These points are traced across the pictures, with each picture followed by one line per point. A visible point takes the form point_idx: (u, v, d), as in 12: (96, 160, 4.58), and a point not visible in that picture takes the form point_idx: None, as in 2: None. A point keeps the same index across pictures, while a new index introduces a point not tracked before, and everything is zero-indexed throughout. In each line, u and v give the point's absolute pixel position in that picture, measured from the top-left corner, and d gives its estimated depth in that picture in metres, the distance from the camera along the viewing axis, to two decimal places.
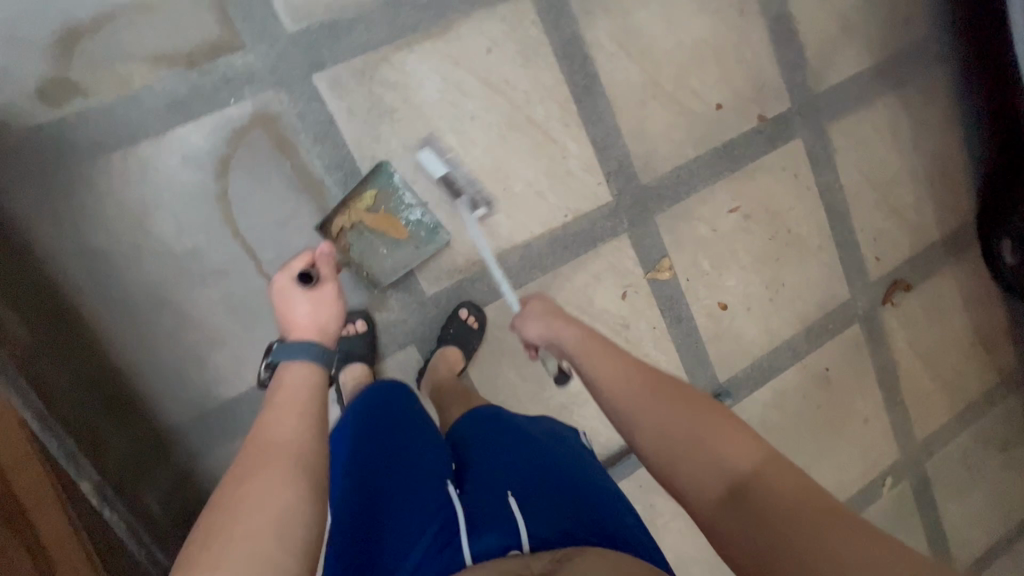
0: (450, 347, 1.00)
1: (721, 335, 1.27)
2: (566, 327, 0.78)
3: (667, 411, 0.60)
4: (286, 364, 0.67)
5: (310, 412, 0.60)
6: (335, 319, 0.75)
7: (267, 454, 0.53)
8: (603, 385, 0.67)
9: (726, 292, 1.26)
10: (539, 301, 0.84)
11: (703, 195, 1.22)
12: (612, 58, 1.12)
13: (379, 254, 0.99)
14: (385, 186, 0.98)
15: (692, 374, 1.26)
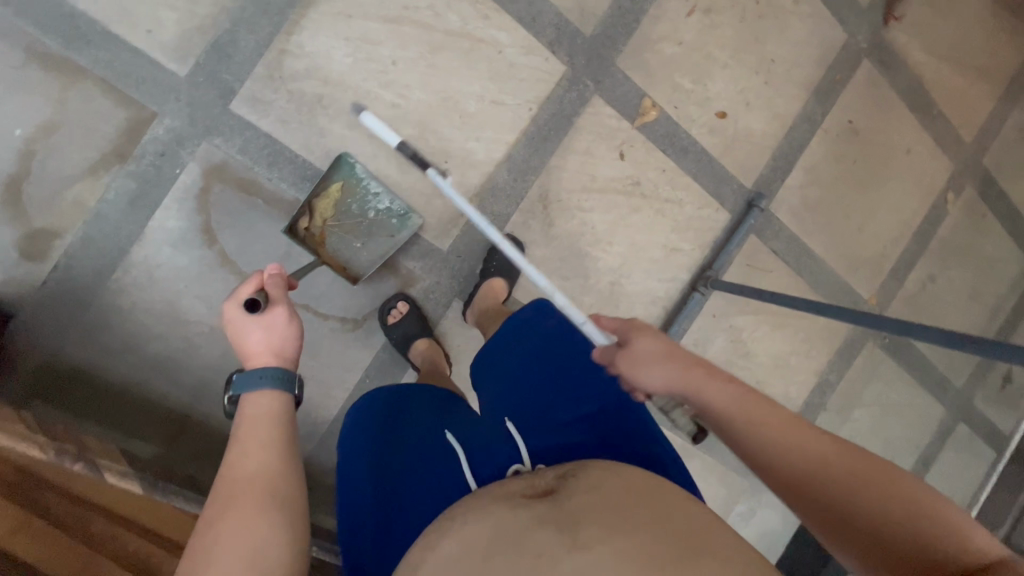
0: (495, 280, 1.04)
1: (731, 143, 1.22)
2: (690, 371, 0.60)
3: (826, 443, 0.53)
4: (243, 396, 0.63)
5: (274, 444, 0.59)
6: (292, 344, 0.69)
7: (230, 496, 0.53)
8: (745, 422, 0.56)
9: (719, 99, 1.20)
10: (650, 338, 0.63)
11: (653, 13, 1.12)
12: None
13: (354, 249, 0.98)
14: (349, 176, 0.96)
15: (720, 194, 1.23)
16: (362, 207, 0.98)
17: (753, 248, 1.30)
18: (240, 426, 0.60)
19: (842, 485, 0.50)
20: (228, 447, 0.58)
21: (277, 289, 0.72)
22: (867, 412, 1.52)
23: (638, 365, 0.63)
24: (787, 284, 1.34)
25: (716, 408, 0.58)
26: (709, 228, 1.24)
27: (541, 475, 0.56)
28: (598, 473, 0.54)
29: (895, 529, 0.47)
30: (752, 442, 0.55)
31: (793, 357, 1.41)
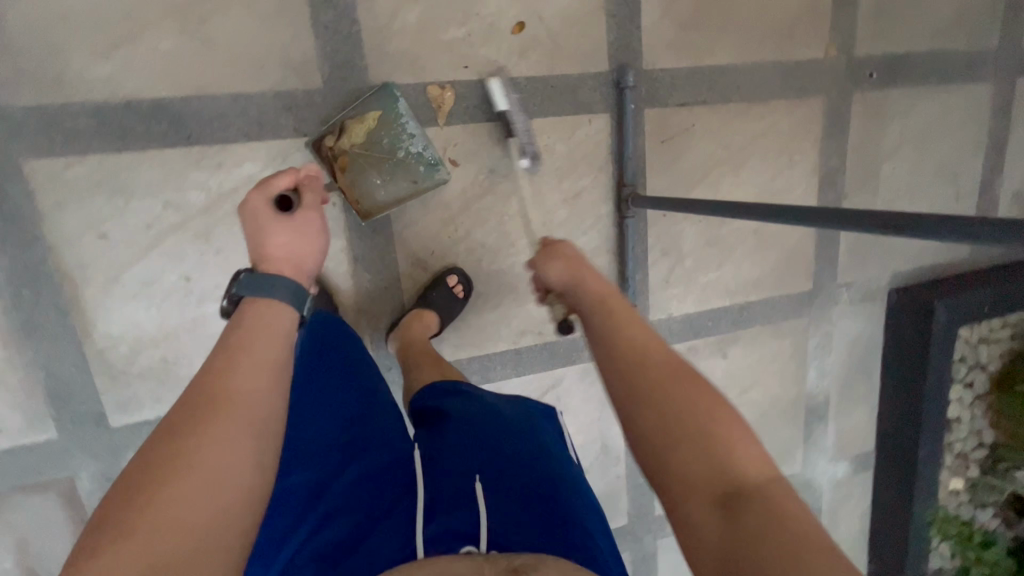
0: (429, 312, 0.97)
1: (553, 44, 0.97)
2: (581, 268, 0.75)
3: (666, 351, 0.63)
4: (255, 295, 0.69)
5: (270, 367, 0.62)
6: (316, 253, 0.74)
7: (220, 407, 0.56)
8: (614, 330, 0.67)
9: (505, 12, 0.94)
10: (570, 245, 0.79)
11: None
12: (137, 64, 0.80)
13: (373, 185, 0.91)
14: (388, 104, 0.89)
15: (581, 104, 1.01)
16: (394, 146, 0.91)
17: (659, 119, 1.07)
18: (239, 337, 0.63)
19: (660, 381, 0.60)
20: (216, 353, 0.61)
21: (315, 191, 0.76)
22: (897, 160, 1.27)
23: (546, 256, 0.78)
24: (720, 121, 1.11)
25: (590, 298, 0.72)
26: (597, 145, 1.04)
27: (496, 560, 0.50)
28: (564, 570, 0.48)
29: (685, 429, 0.56)
30: (607, 329, 0.67)
31: (780, 178, 1.19)
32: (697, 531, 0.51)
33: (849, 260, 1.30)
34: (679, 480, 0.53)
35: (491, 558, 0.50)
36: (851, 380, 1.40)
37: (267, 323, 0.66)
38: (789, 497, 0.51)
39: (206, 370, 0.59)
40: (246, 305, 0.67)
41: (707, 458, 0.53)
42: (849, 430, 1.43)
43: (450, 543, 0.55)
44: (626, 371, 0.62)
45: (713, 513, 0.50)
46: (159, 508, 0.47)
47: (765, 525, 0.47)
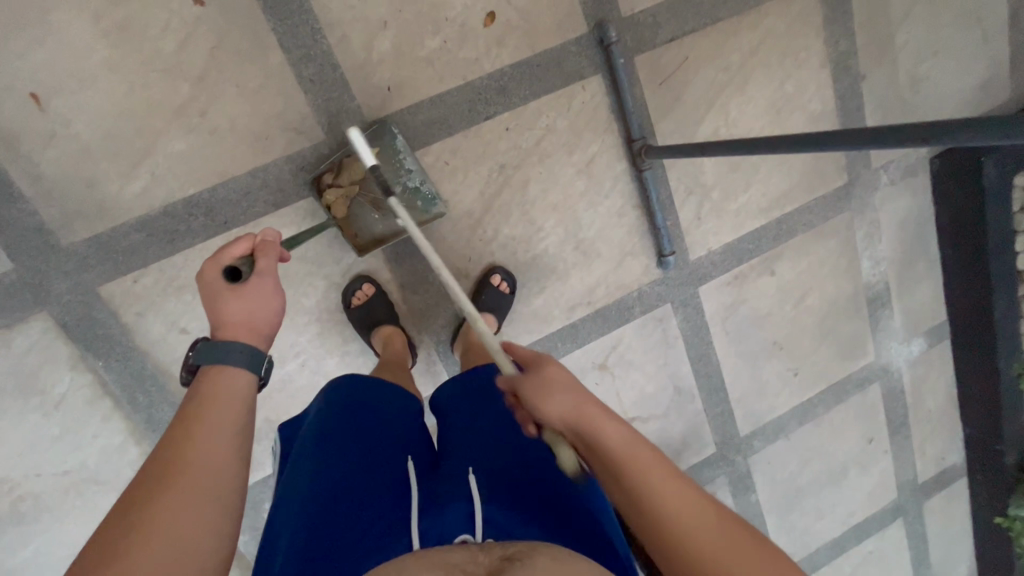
0: (487, 315, 1.03)
1: (527, 22, 0.96)
2: (544, 384, 0.64)
3: (642, 446, 0.60)
4: (209, 366, 0.64)
5: (234, 423, 0.61)
6: (274, 315, 0.69)
7: (181, 473, 0.55)
8: (629, 460, 0.59)
9: (471, 7, 0.93)
10: (559, 368, 0.65)
11: (334, 35, 0.88)
12: (159, 171, 0.86)
13: (372, 220, 0.92)
14: (385, 141, 0.91)
15: (571, 73, 1.00)
16: (391, 182, 0.92)
17: (651, 63, 1.04)
18: (199, 400, 0.61)
19: (643, 485, 0.57)
20: (184, 409, 0.60)
21: (271, 253, 0.72)
22: (911, 22, 1.19)
23: (513, 377, 0.67)
24: (713, 44, 1.07)
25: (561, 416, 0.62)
26: (597, 109, 1.03)
27: (489, 550, 0.53)
28: (548, 558, 0.50)
29: (664, 534, 0.56)
30: (641, 494, 0.57)
31: (789, 81, 1.14)
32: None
33: None
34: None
35: (484, 546, 0.54)
36: (909, 259, 1.37)
37: (226, 387, 0.63)
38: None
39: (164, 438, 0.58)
40: (203, 376, 0.63)
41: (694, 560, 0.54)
42: (917, 307, 1.41)
43: (449, 534, 0.61)
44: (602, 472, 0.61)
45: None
46: None
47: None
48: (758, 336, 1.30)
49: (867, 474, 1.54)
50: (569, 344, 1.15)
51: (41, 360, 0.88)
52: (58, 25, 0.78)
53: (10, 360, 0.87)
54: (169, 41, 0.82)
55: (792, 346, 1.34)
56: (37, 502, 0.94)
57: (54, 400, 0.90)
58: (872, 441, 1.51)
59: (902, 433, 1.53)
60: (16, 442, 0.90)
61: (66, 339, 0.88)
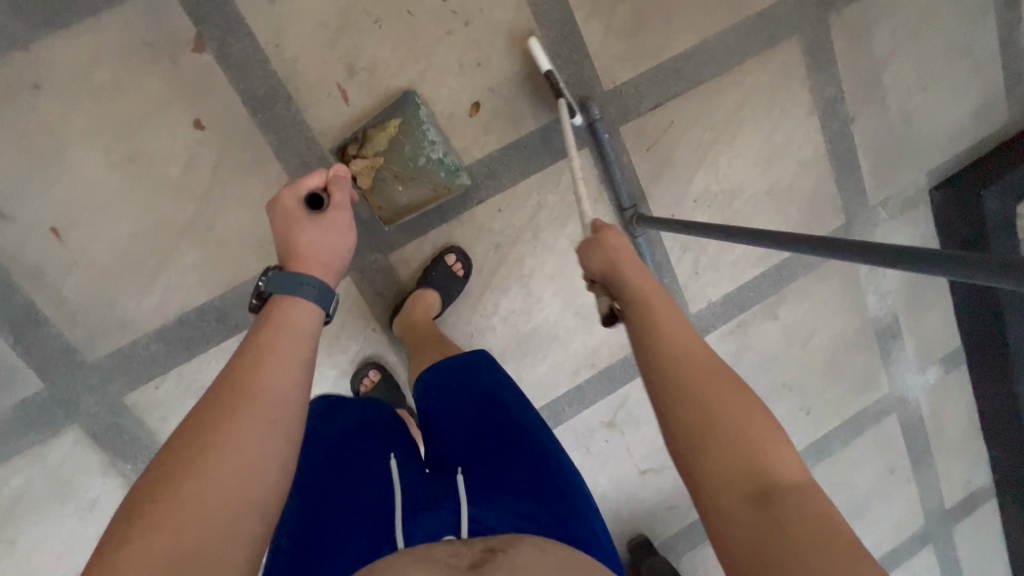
0: (431, 292, 0.97)
1: (512, 108, 0.98)
2: (626, 260, 0.66)
3: (660, 289, 0.63)
4: (282, 295, 0.64)
5: (301, 362, 0.58)
6: (344, 251, 0.70)
7: (241, 403, 0.51)
8: (647, 293, 0.62)
9: (456, 100, 0.96)
10: (614, 231, 0.70)
11: (328, 141, 0.92)
12: (173, 284, 0.90)
13: (395, 192, 0.94)
14: (409, 114, 0.92)
15: (557, 150, 1.02)
16: (415, 153, 0.93)
17: (637, 130, 1.06)
18: (268, 329, 0.59)
19: (653, 323, 0.59)
20: (253, 337, 0.58)
21: (343, 188, 0.73)
22: (897, 60, 1.19)
23: (593, 247, 0.69)
24: (698, 106, 1.09)
25: (635, 284, 0.63)
26: (586, 180, 1.05)
27: (472, 544, 0.56)
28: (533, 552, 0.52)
29: (722, 424, 0.49)
30: (642, 314, 0.60)
31: (778, 132, 1.15)
32: (732, 527, 0.44)
33: (877, 179, 1.25)
34: (712, 475, 0.47)
35: (469, 541, 0.57)
36: (917, 289, 1.36)
37: (293, 319, 0.61)
38: (821, 492, 0.46)
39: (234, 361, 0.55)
40: (275, 298, 0.63)
41: (749, 464, 0.47)
42: (928, 335, 1.40)
43: (437, 532, 0.61)
44: (658, 349, 0.56)
45: (745, 506, 0.45)
46: (158, 526, 0.42)
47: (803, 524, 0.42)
48: (766, 380, 1.30)
49: (891, 503, 1.52)
50: (577, 407, 1.17)
51: (75, 469, 0.93)
52: (74, 163, 0.83)
53: (47, 472, 0.92)
54: (174, 165, 0.87)
55: (803, 386, 1.34)
56: None
57: (88, 505, 0.95)
58: (894, 471, 1.49)
59: (926, 460, 1.51)
60: (54, 548, 0.95)
61: (96, 447, 0.93)
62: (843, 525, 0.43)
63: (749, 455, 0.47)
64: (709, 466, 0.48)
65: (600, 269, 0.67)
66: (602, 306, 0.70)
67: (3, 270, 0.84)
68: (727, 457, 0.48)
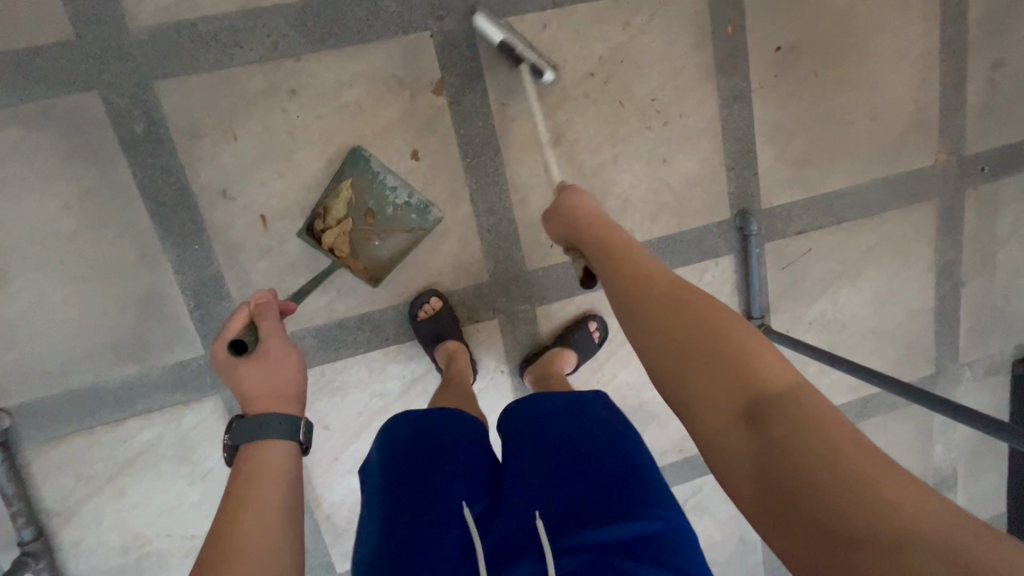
0: (569, 351, 1.02)
1: (681, 204, 1.07)
2: (595, 220, 0.77)
3: (611, 225, 0.76)
4: (249, 446, 0.63)
5: (280, 501, 0.58)
6: (292, 376, 0.70)
7: (229, 558, 0.52)
8: (588, 224, 0.76)
9: (636, 187, 1.04)
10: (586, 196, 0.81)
11: (517, 197, 0.99)
12: (345, 288, 0.97)
13: (374, 248, 0.94)
14: (358, 172, 0.91)
15: (708, 250, 1.10)
16: (381, 203, 0.92)
17: (779, 250, 1.14)
18: (245, 478, 0.60)
19: (623, 256, 0.70)
20: (233, 486, 0.59)
21: (272, 316, 0.73)
22: (1014, 241, 1.28)
23: (562, 213, 0.80)
24: (835, 240, 1.17)
25: (601, 232, 0.75)
26: (724, 283, 1.12)
27: None
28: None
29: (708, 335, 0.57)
30: (596, 245, 0.74)
31: (896, 279, 1.23)
32: (721, 439, 0.52)
33: (969, 340, 1.32)
34: (710, 410, 0.53)
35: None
36: (979, 450, 1.42)
37: (271, 458, 0.62)
38: (806, 392, 0.51)
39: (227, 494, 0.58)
40: (244, 458, 0.62)
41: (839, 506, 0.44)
42: (980, 496, 1.45)
43: None
44: (643, 308, 0.63)
45: (739, 426, 0.51)
46: None
47: (793, 418, 0.49)
48: None
49: None
50: None
51: (201, 437, 0.97)
52: (300, 164, 0.90)
53: (177, 432, 0.96)
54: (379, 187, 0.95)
55: None
56: (158, 562, 0.99)
57: (201, 471, 0.98)
58: None
59: None
60: (158, 504, 0.97)
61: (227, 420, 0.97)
62: (822, 407, 0.50)
63: (817, 445, 0.47)
64: (694, 362, 0.56)
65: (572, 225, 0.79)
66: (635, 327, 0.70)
67: (207, 243, 0.90)
68: (782, 422, 0.49)
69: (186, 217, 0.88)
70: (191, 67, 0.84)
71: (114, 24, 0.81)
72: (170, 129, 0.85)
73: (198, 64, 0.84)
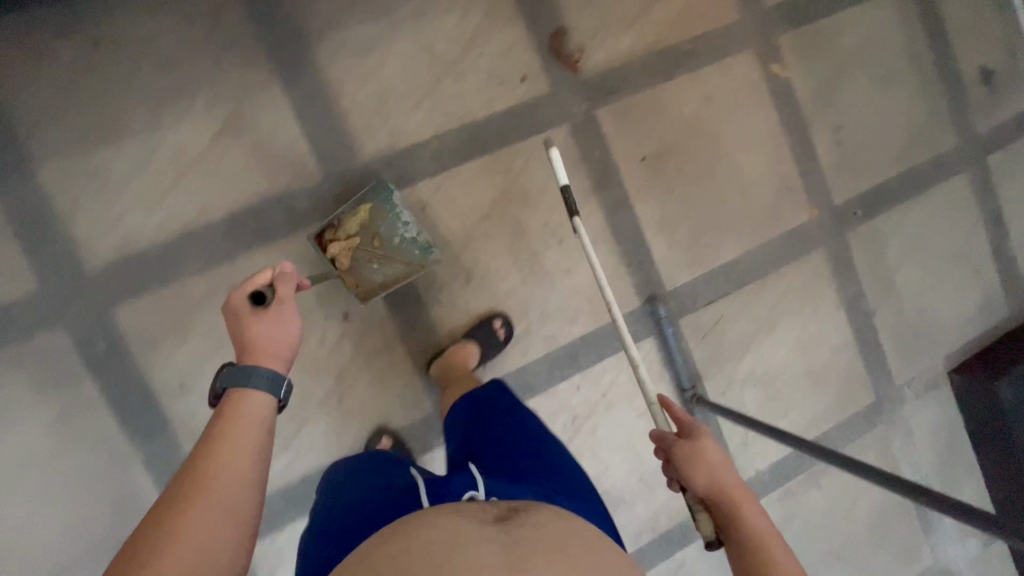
0: (472, 344, 1.09)
1: (594, 303, 1.19)
2: (731, 486, 0.71)
3: (736, 480, 0.72)
4: (237, 391, 0.63)
5: (259, 446, 0.60)
6: (292, 341, 0.70)
7: (204, 488, 0.54)
8: (720, 482, 0.71)
9: (549, 298, 1.17)
10: (713, 446, 0.74)
11: (445, 331, 1.12)
12: (305, 445, 1.07)
13: (371, 271, 1.03)
14: (379, 202, 1.02)
15: (629, 337, 1.21)
16: (390, 233, 1.03)
17: (694, 322, 1.26)
18: (223, 418, 0.61)
19: (753, 532, 0.67)
20: (214, 423, 0.60)
21: (289, 285, 0.76)
22: (907, 265, 1.41)
23: (690, 467, 0.73)
24: (744, 302, 1.30)
25: (728, 496, 0.71)
26: (651, 363, 1.23)
27: (494, 506, 0.63)
28: (551, 513, 0.62)
29: None
30: (725, 504, 0.70)
31: (812, 323, 1.34)
32: None
33: (899, 361, 1.42)
34: None
35: (495, 503, 0.65)
36: (945, 463, 1.47)
37: (250, 409, 0.62)
38: None
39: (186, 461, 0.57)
40: (228, 398, 0.63)
41: None
42: None
43: (458, 491, 0.69)
44: None
45: None
46: None
47: None
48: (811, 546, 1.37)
49: None
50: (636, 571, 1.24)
51: None
52: None
53: None
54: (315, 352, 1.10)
55: (847, 554, 1.40)
56: None
57: None
58: None
59: None
60: None
61: None
62: None
63: None
64: None
65: (705, 488, 0.72)
66: (705, 531, 0.73)
67: (173, 434, 1.00)
68: None
69: (152, 415, 0.99)
70: (141, 289, 0.98)
71: (70, 271, 0.95)
72: (128, 344, 0.98)
73: (147, 285, 0.98)
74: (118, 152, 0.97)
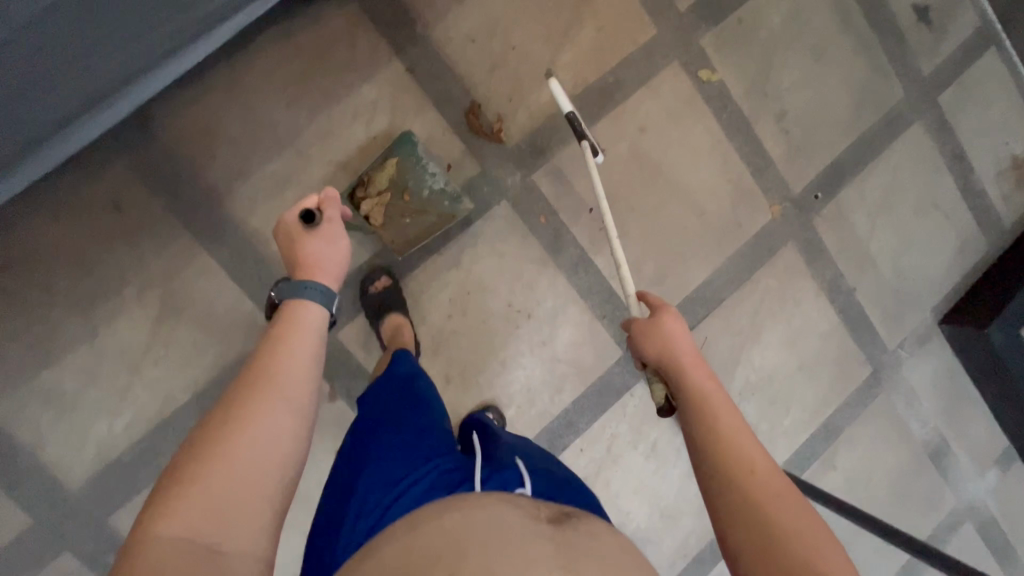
0: None
1: (577, 367, 1.19)
2: (682, 351, 0.72)
3: (689, 343, 0.73)
4: (297, 300, 0.70)
5: (312, 352, 0.65)
6: (341, 261, 0.77)
7: (266, 384, 0.58)
8: (670, 349, 0.72)
9: (531, 375, 1.16)
10: (671, 317, 0.75)
11: None
12: None
13: (403, 224, 1.04)
14: (408, 151, 1.02)
15: (619, 388, 1.21)
16: (419, 184, 1.03)
17: None
18: (281, 325, 0.66)
19: (700, 389, 0.67)
20: (273, 329, 0.65)
21: (336, 208, 0.80)
22: (879, 232, 1.39)
23: (643, 338, 0.75)
24: (724, 319, 1.29)
25: (682, 355, 0.71)
26: (647, 405, 1.23)
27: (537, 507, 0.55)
28: (602, 526, 0.55)
29: (744, 474, 0.59)
30: (675, 366, 0.71)
31: (795, 317, 1.34)
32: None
33: (889, 327, 1.41)
34: (736, 535, 0.56)
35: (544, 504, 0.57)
36: (953, 409, 1.48)
37: (304, 318, 0.68)
38: None
39: (262, 351, 0.61)
40: (287, 304, 0.69)
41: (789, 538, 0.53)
42: (976, 442, 1.51)
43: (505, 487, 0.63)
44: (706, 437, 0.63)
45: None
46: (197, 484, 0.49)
47: None
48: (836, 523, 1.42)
49: None
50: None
51: None
52: None
53: None
54: (319, 489, 1.12)
55: (873, 520, 1.44)
56: None
57: None
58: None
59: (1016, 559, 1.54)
60: None
61: None
62: None
63: None
64: (743, 512, 0.57)
65: (657, 355, 0.73)
66: (658, 397, 0.76)
67: None
68: None
69: None
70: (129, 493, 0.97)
71: (55, 496, 0.94)
72: None
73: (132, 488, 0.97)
74: (64, 369, 0.94)
